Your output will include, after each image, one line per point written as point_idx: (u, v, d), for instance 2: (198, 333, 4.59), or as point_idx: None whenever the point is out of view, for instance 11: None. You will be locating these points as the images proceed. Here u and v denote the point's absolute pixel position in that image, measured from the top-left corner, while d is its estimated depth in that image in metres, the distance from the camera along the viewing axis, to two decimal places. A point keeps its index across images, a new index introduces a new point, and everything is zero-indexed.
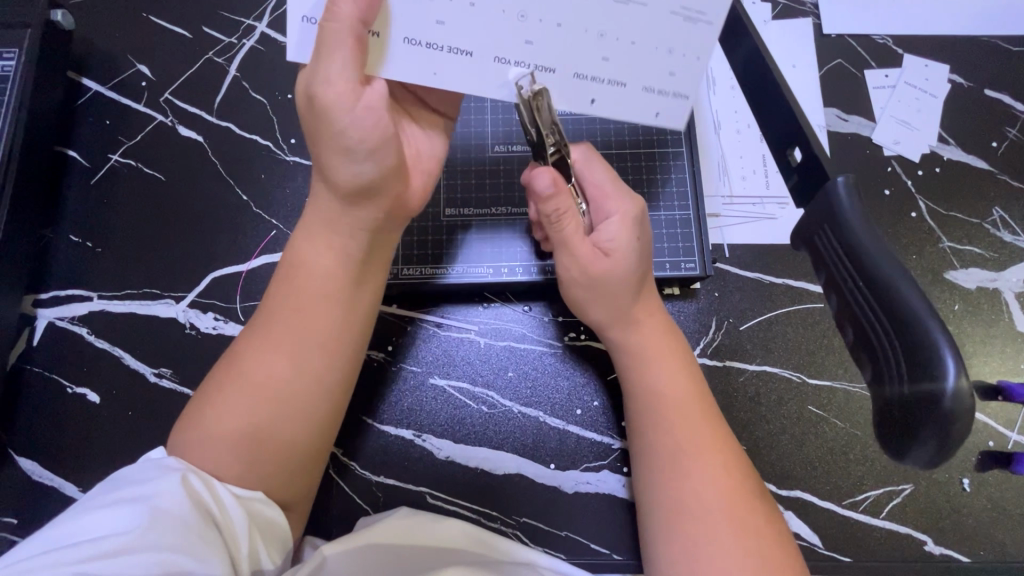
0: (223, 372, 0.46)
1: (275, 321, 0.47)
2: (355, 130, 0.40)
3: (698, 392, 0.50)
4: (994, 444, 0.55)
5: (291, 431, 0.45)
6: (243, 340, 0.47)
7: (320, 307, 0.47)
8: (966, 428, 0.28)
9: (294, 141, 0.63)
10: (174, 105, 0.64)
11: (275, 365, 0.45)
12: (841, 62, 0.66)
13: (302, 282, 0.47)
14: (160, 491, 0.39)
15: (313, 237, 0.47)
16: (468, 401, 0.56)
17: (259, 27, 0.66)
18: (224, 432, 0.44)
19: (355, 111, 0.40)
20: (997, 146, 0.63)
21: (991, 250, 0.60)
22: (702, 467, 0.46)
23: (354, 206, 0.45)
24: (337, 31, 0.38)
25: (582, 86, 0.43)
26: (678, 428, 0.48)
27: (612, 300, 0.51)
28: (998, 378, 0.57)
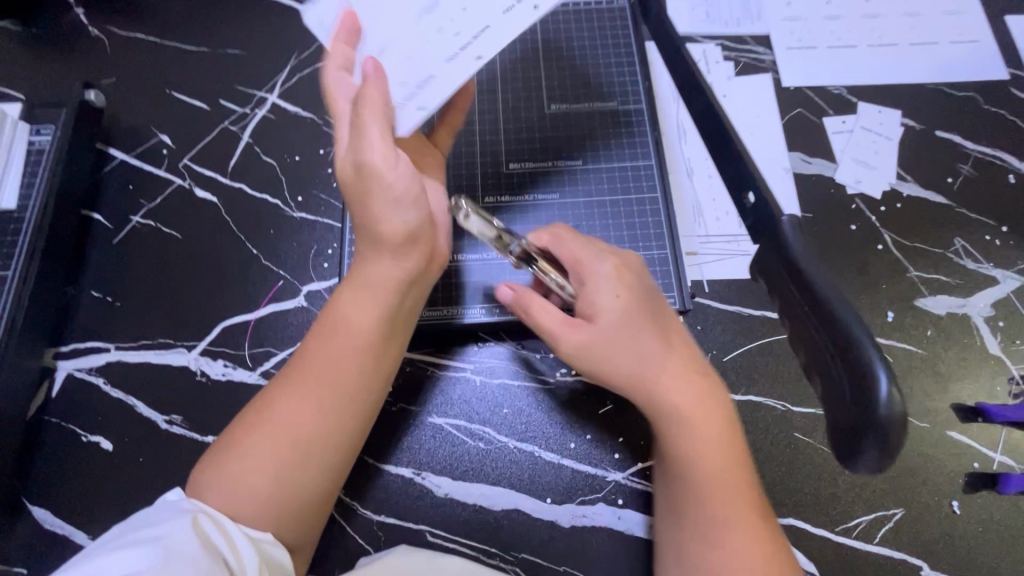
0: (252, 416, 0.49)
1: (316, 371, 0.50)
2: (402, 182, 0.47)
3: (732, 457, 0.49)
4: (980, 466, 0.57)
5: (319, 467, 0.49)
6: (277, 388, 0.50)
7: (352, 359, 0.50)
8: (901, 435, 0.30)
9: (300, 198, 0.68)
10: (192, 170, 0.70)
11: (314, 412, 0.49)
12: (802, 111, 0.72)
13: (339, 336, 0.50)
14: (183, 528, 0.42)
15: (353, 295, 0.51)
16: (465, 438, 0.58)
17: (271, 98, 0.73)
18: (246, 469, 0.47)
19: (400, 168, 0.47)
20: (953, 182, 0.68)
21: (957, 277, 0.64)
22: (736, 539, 0.46)
23: (400, 258, 0.50)
24: (372, 110, 0.45)
25: (525, 10, 0.46)
26: (716, 495, 0.47)
27: (638, 357, 0.51)
28: (976, 400, 0.59)
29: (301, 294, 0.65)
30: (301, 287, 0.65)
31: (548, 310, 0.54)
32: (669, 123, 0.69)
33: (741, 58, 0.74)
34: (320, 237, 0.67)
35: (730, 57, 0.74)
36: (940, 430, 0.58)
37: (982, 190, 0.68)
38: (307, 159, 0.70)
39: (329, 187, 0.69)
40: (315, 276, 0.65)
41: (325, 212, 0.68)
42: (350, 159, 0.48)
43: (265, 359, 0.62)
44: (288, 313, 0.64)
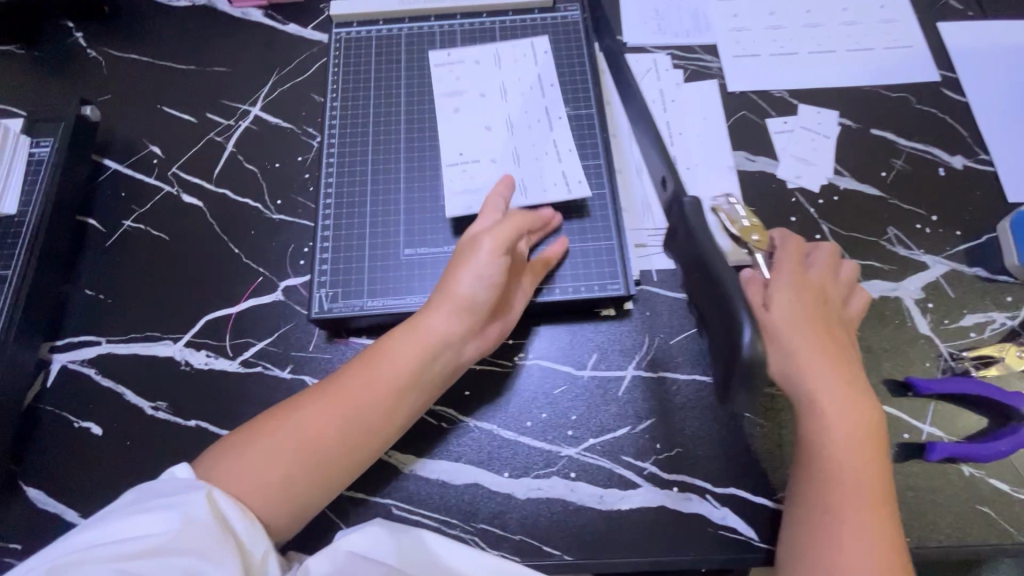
0: (285, 417, 0.54)
1: (359, 398, 0.55)
2: (485, 277, 0.58)
3: (877, 460, 0.53)
4: (909, 437, 0.60)
5: (334, 483, 0.54)
6: (317, 399, 0.55)
7: (385, 397, 0.56)
8: (767, 370, 0.35)
9: (280, 201, 0.74)
10: (180, 177, 0.75)
11: (342, 436, 0.54)
12: (746, 113, 0.77)
13: (387, 373, 0.56)
14: (195, 500, 0.46)
15: (405, 338, 0.58)
16: (428, 418, 0.63)
17: (254, 111, 0.79)
18: (270, 467, 0.51)
19: (485, 262, 0.58)
20: (887, 175, 0.73)
21: (890, 263, 0.68)
22: (854, 528, 0.50)
23: (453, 319, 0.58)
24: (496, 198, 0.65)
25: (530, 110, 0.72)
26: (835, 489, 0.51)
27: (827, 364, 0.54)
28: (906, 376, 0.63)
29: (279, 289, 0.69)
30: (279, 283, 0.70)
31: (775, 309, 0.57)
32: (619, 127, 0.74)
33: (690, 66, 0.80)
34: (297, 237, 0.72)
35: (679, 65, 0.80)
36: None
37: (914, 182, 0.73)
38: (286, 165, 0.76)
39: (306, 191, 0.74)
40: (292, 272, 0.70)
41: (302, 214, 0.73)
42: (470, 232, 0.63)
43: (245, 349, 0.67)
44: (267, 306, 0.69)
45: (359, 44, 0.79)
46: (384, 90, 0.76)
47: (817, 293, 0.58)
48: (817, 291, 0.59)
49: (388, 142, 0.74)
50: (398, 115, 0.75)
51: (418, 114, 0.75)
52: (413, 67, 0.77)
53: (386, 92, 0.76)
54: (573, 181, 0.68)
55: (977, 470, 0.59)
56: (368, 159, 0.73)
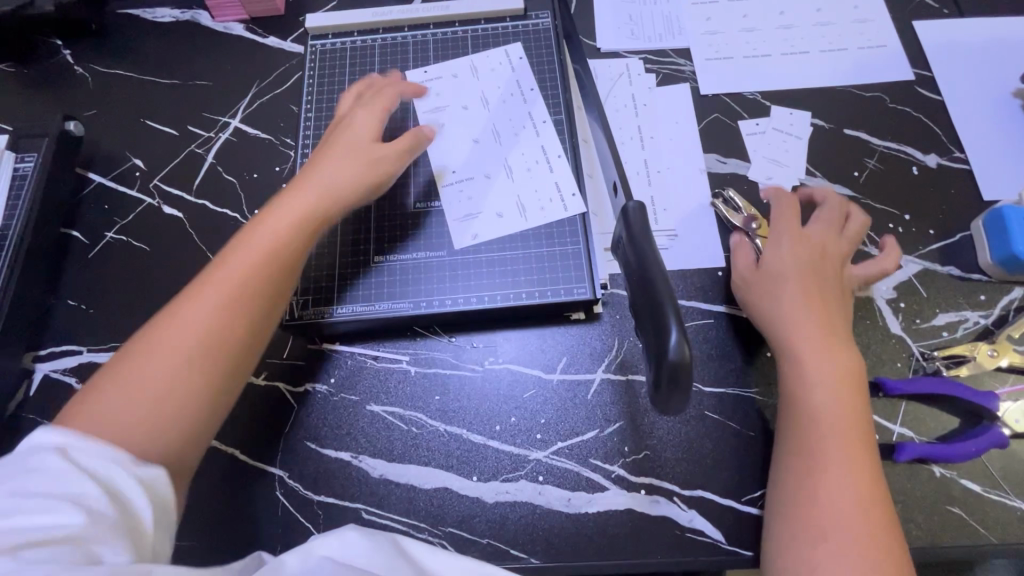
0: (111, 370, 0.48)
1: (199, 314, 0.50)
2: (334, 174, 0.60)
3: (855, 407, 0.54)
4: (880, 437, 0.60)
5: (207, 388, 0.49)
6: (144, 338, 0.49)
7: (243, 275, 0.53)
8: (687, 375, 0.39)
9: (257, 211, 0.75)
10: (161, 189, 0.77)
11: (191, 360, 0.49)
12: (718, 116, 0.77)
13: (225, 281, 0.52)
14: (77, 445, 0.42)
15: (248, 239, 0.55)
16: (399, 423, 0.63)
17: (233, 123, 0.81)
18: (113, 419, 0.45)
19: (332, 173, 0.61)
20: (859, 175, 0.73)
21: (862, 263, 0.68)
22: (835, 475, 0.51)
23: (306, 213, 0.58)
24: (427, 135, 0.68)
25: (513, 117, 0.74)
26: (830, 432, 0.53)
27: (807, 310, 0.59)
28: (877, 376, 0.62)
29: None
30: None
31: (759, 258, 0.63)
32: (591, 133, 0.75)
33: (662, 69, 0.80)
34: None
35: (651, 69, 0.80)
36: None
37: (887, 182, 0.72)
38: (264, 176, 0.77)
39: None
40: None
41: None
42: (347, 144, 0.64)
43: None
44: None
45: (334, 56, 0.80)
46: None
47: (815, 252, 0.62)
48: (815, 248, 0.63)
49: None
50: None
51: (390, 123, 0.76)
52: (386, 77, 0.79)
53: None
54: (569, 188, 0.70)
55: (949, 470, 0.59)
56: None
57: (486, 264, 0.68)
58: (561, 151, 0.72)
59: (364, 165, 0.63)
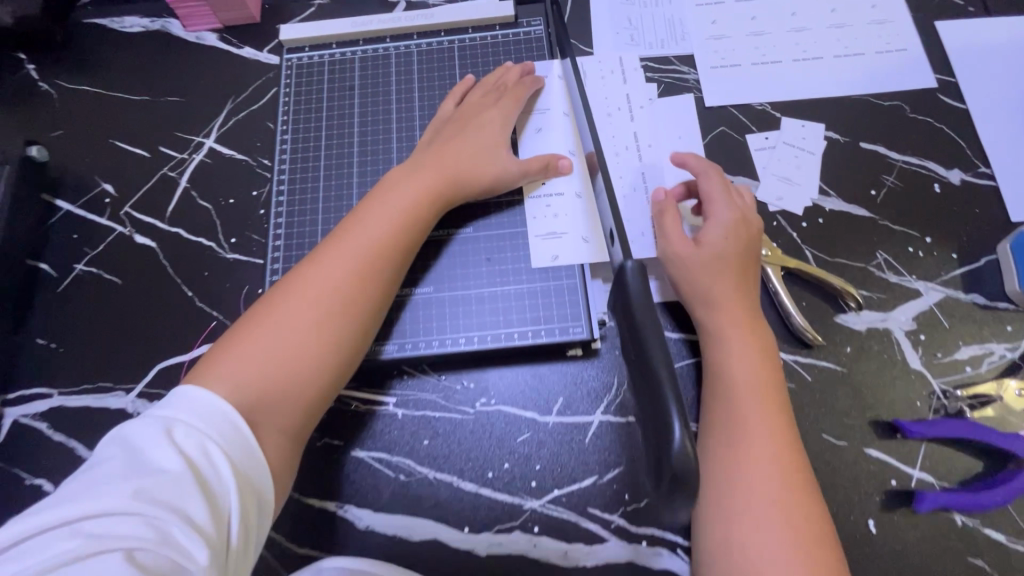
0: (252, 324, 0.52)
1: (315, 299, 0.53)
2: (415, 163, 0.62)
3: (771, 385, 0.54)
4: (897, 483, 0.56)
5: (318, 374, 0.52)
6: (279, 299, 0.53)
7: (352, 267, 0.55)
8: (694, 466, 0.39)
9: (234, 240, 0.71)
10: (133, 217, 0.73)
11: (326, 333, 0.52)
12: (725, 130, 0.72)
13: (371, 259, 0.55)
14: (169, 438, 0.44)
15: (356, 227, 0.57)
16: (387, 470, 0.60)
17: (208, 143, 0.76)
18: (260, 373, 0.49)
19: (410, 164, 0.62)
20: (876, 194, 0.68)
21: (879, 291, 0.63)
22: (757, 453, 0.51)
23: (406, 202, 0.59)
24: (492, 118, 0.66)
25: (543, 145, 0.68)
26: (746, 409, 0.53)
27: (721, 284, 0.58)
28: (894, 416, 0.59)
29: None
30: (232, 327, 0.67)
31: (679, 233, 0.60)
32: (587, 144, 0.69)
33: (664, 78, 0.74)
34: (251, 277, 0.69)
35: (652, 78, 0.74)
36: (858, 448, 0.58)
37: (907, 201, 0.67)
38: (241, 201, 0.73)
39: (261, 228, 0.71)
40: None
41: (257, 252, 0.70)
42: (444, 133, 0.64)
43: None
44: None
45: (311, 70, 0.75)
46: (337, 120, 0.73)
47: (741, 224, 0.60)
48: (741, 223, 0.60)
49: (341, 176, 0.71)
50: (353, 147, 0.72)
51: (372, 144, 0.71)
52: (368, 93, 0.74)
53: (339, 121, 0.73)
54: (585, 233, 0.63)
55: (971, 519, 0.55)
56: (320, 195, 0.70)
57: (476, 300, 0.62)
58: (576, 191, 0.65)
59: (495, 169, 0.63)
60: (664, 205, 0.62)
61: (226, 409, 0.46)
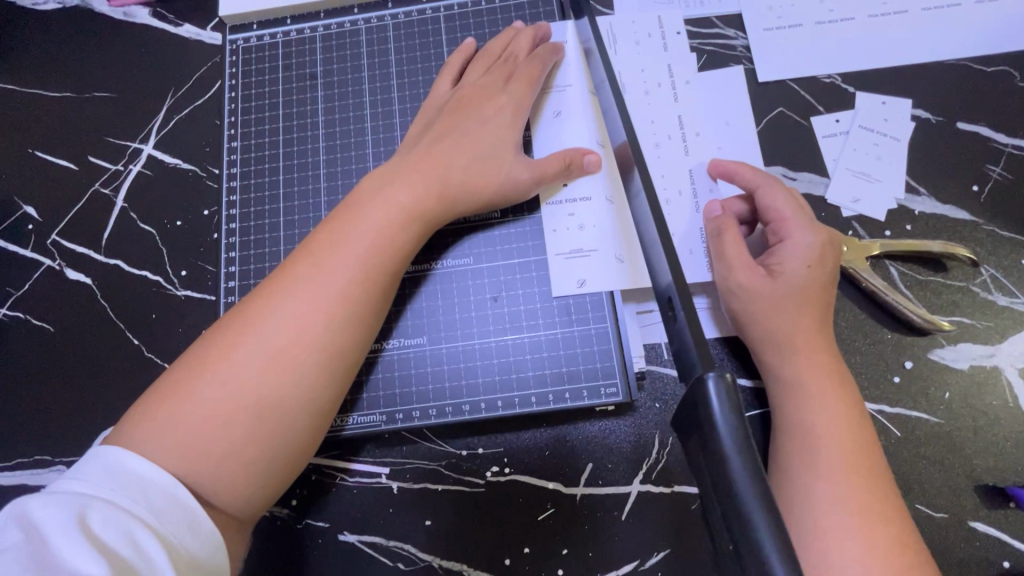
0: (181, 384, 0.40)
1: (257, 352, 0.40)
2: (394, 163, 0.48)
3: (860, 445, 0.42)
4: (1010, 564, 0.46)
5: (256, 453, 0.40)
6: (215, 352, 0.41)
7: (311, 310, 0.42)
8: None
9: (184, 272, 0.58)
10: (61, 246, 0.60)
11: (270, 401, 0.40)
12: (783, 111, 0.57)
13: (331, 301, 0.42)
14: (99, 513, 0.34)
15: (322, 250, 0.44)
16: (383, 557, 0.49)
17: (145, 149, 0.62)
18: (184, 455, 0.38)
19: (390, 164, 0.48)
20: (980, 191, 0.54)
21: (985, 318, 0.51)
22: (850, 538, 0.40)
23: (383, 219, 0.45)
24: (502, 107, 0.51)
25: (564, 129, 0.53)
26: (833, 477, 0.41)
27: (792, 319, 0.45)
28: (1006, 482, 0.47)
29: None
30: None
31: (744, 259, 0.47)
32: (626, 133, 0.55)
33: (706, 46, 0.59)
34: (207, 319, 0.57)
35: (692, 45, 0.58)
36: (961, 520, 0.47)
37: (1018, 198, 0.54)
38: (190, 223, 0.59)
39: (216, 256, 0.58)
40: None
41: (213, 287, 0.57)
42: (440, 122, 0.50)
43: None
44: None
45: (263, 55, 0.60)
46: (296, 117, 0.59)
47: (822, 252, 0.46)
48: (819, 247, 0.47)
49: (303, 189, 0.57)
50: (316, 151, 0.58)
51: (341, 147, 0.57)
52: (335, 82, 0.59)
53: (300, 119, 0.59)
54: (618, 250, 0.50)
55: None
56: (280, 214, 0.57)
57: (482, 355, 0.49)
58: (606, 195, 0.51)
59: (499, 174, 0.48)
60: (722, 222, 0.49)
61: (157, 484, 0.36)
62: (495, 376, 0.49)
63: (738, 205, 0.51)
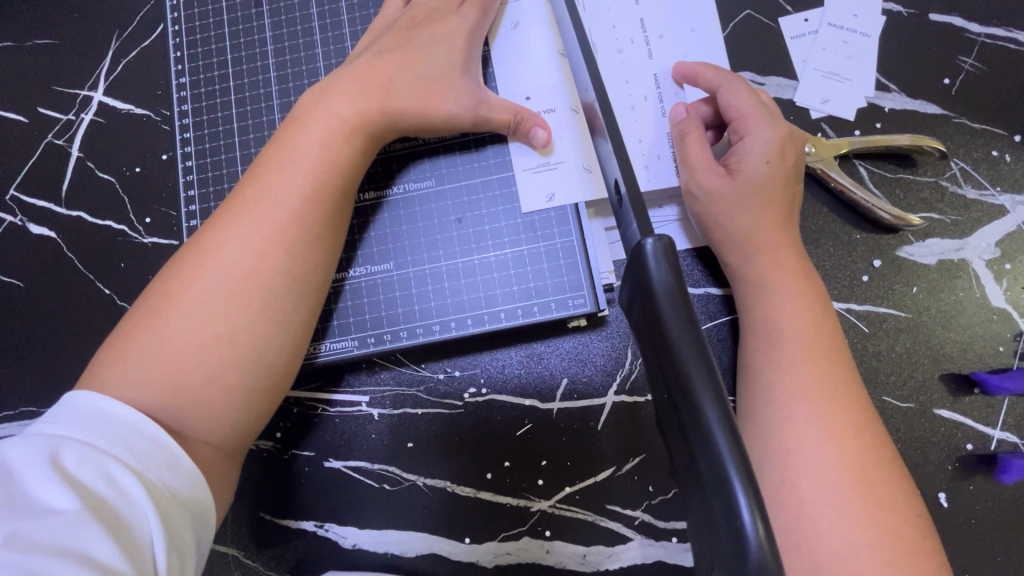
0: (144, 327, 0.40)
1: (220, 280, 0.41)
2: (335, 80, 0.47)
3: (827, 337, 0.43)
4: (974, 447, 0.47)
5: (232, 381, 0.40)
6: (177, 285, 0.41)
7: (271, 236, 0.42)
8: None
9: (148, 220, 0.57)
10: (20, 202, 0.59)
11: (239, 326, 0.41)
12: (750, 14, 0.55)
13: (282, 220, 0.42)
14: (69, 452, 0.34)
15: (274, 177, 0.43)
16: (369, 480, 0.51)
17: (95, 96, 0.60)
18: (161, 389, 0.38)
19: (329, 82, 0.47)
20: (951, 84, 0.52)
21: (954, 212, 0.51)
22: (817, 423, 0.40)
23: (334, 142, 0.45)
24: (455, 28, 0.49)
25: (522, 40, 0.52)
26: (801, 367, 0.42)
27: (754, 218, 0.45)
28: (972, 370, 0.48)
29: None
30: None
31: (705, 158, 0.47)
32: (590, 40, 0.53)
33: None
34: None
35: None
36: (927, 409, 0.48)
37: (989, 89, 0.52)
38: (149, 170, 0.58)
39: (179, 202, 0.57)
40: None
41: (179, 233, 0.57)
42: (386, 41, 0.48)
43: None
44: None
45: None
46: (245, 52, 0.57)
47: (784, 147, 0.46)
48: (780, 144, 0.46)
49: (259, 124, 0.55)
50: (269, 85, 0.56)
51: (294, 80, 0.56)
52: (284, 13, 0.57)
53: (250, 54, 0.56)
54: (584, 161, 0.50)
55: None
56: (238, 153, 0.55)
57: (450, 276, 0.50)
58: (569, 106, 0.50)
59: (451, 103, 0.47)
60: (686, 125, 0.48)
61: (130, 421, 0.36)
62: (467, 296, 0.50)
63: (702, 108, 0.50)
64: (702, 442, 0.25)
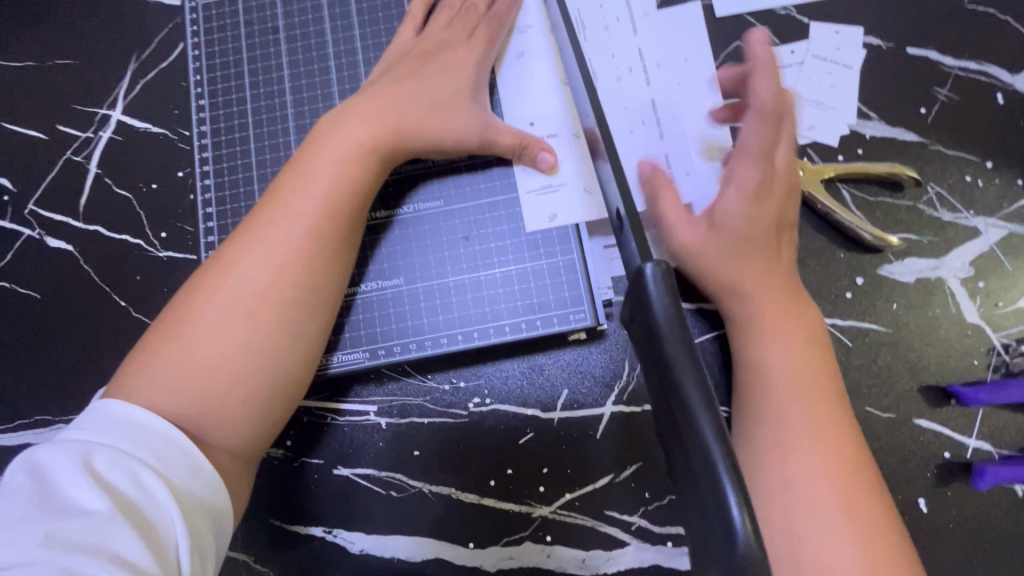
0: (167, 338, 0.42)
1: (240, 294, 0.43)
2: (351, 105, 0.49)
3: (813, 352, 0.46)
4: (951, 456, 0.50)
5: (250, 390, 0.42)
6: (199, 299, 0.43)
7: (289, 252, 0.44)
8: None
9: (164, 234, 0.59)
10: (38, 216, 0.61)
11: (258, 338, 0.43)
12: (740, 45, 0.58)
13: (299, 237, 0.45)
14: (98, 457, 0.36)
15: (292, 196, 0.46)
16: (376, 487, 0.53)
17: (114, 115, 0.62)
18: (183, 397, 0.40)
19: (346, 107, 0.49)
20: (927, 113, 0.56)
21: (931, 233, 0.54)
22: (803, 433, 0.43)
23: (349, 164, 0.47)
24: (464, 56, 0.52)
25: (526, 69, 0.55)
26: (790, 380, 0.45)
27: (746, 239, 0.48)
28: (949, 382, 0.51)
29: None
30: None
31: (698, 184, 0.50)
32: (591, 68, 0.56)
33: None
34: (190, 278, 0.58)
35: None
36: (907, 419, 0.51)
37: (962, 119, 0.56)
38: (165, 186, 0.60)
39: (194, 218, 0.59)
40: None
41: (194, 247, 0.59)
42: (400, 68, 0.51)
43: None
44: None
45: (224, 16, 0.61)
46: (262, 76, 0.59)
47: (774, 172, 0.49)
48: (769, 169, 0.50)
49: (274, 144, 0.58)
50: (284, 107, 0.58)
51: (309, 103, 0.58)
52: (299, 39, 0.59)
53: (266, 78, 0.59)
54: (585, 182, 0.53)
55: None
56: (254, 172, 0.58)
57: (457, 291, 0.53)
58: (571, 130, 0.53)
59: (459, 127, 0.50)
60: None
61: (155, 428, 0.38)
62: (473, 309, 0.52)
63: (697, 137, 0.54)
64: (697, 449, 0.28)
